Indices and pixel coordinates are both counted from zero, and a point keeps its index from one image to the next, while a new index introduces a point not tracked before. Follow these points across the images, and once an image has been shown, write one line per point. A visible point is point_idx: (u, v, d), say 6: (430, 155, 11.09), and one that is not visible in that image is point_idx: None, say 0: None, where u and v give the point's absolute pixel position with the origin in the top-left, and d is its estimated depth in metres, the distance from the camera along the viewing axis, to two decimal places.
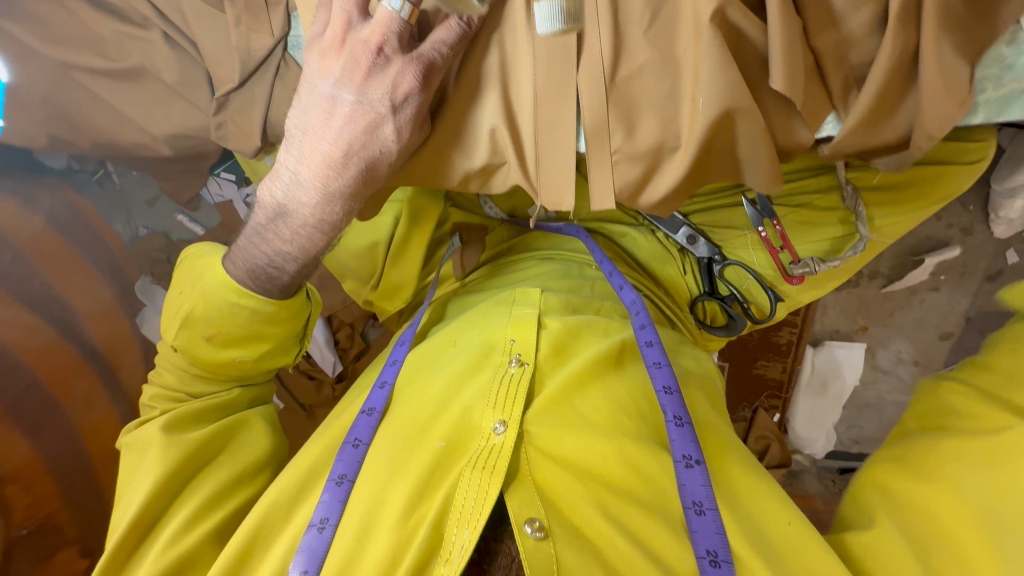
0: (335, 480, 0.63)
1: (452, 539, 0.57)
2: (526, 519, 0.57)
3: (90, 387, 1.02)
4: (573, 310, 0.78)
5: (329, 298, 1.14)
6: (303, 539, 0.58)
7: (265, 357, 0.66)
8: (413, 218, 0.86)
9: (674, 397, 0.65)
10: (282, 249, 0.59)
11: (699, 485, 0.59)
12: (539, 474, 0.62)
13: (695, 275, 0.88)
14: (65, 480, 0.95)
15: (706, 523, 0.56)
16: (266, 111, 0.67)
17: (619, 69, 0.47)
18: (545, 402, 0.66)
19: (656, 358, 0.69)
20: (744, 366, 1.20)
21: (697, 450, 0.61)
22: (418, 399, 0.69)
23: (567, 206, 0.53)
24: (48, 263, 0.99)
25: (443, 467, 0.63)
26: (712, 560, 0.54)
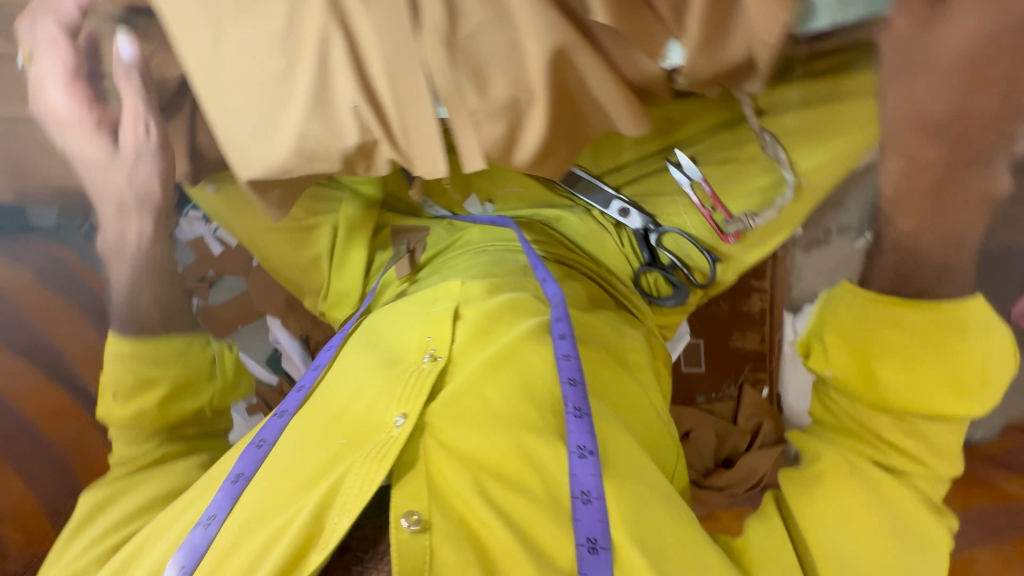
0: (233, 478, 0.62)
1: (331, 526, 0.55)
2: (405, 511, 0.55)
3: (81, 427, 1.00)
4: (495, 292, 0.76)
5: (301, 320, 1.20)
6: (187, 536, 0.58)
7: (170, 400, 0.79)
8: (350, 229, 0.90)
9: (577, 389, 0.63)
10: (120, 278, 0.86)
11: (588, 474, 0.57)
12: (430, 462, 0.59)
13: (635, 248, 0.87)
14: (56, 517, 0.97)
15: (591, 512, 0.56)
16: (192, 140, 0.77)
17: (458, 30, 0.49)
18: (451, 395, 0.63)
19: (566, 349, 0.67)
20: (719, 341, 1.12)
21: (592, 440, 0.59)
22: (330, 399, 0.68)
23: (441, 171, 0.56)
24: (38, 312, 1.08)
25: (337, 463, 0.60)
26: (585, 500, 0.56)
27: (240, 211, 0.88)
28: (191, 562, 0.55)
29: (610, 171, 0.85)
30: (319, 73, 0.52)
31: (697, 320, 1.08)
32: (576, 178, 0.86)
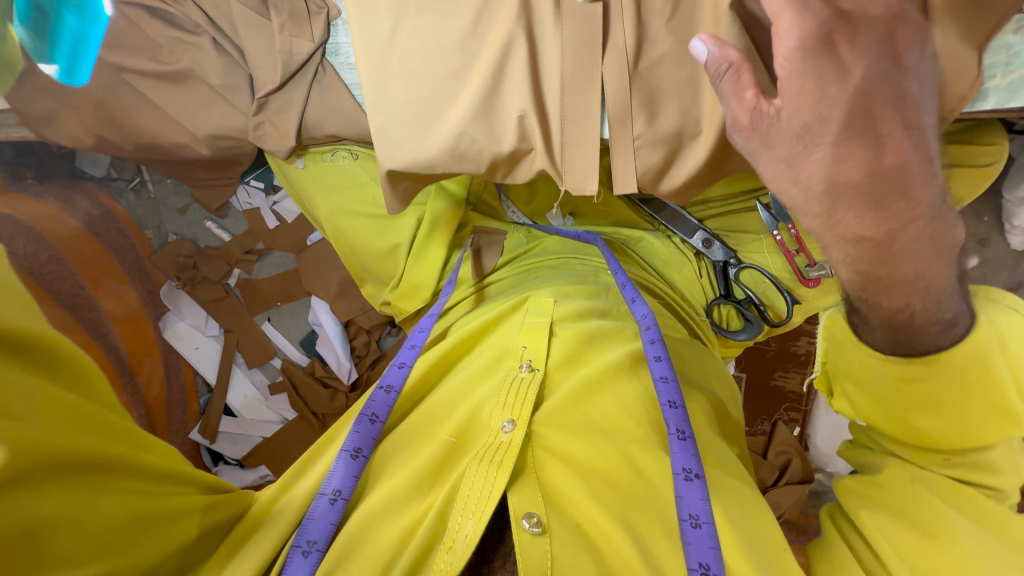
0: (349, 451, 0.60)
1: (454, 528, 0.55)
2: (526, 513, 0.56)
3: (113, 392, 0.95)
4: (587, 318, 0.78)
5: (348, 305, 1.20)
6: (311, 507, 0.56)
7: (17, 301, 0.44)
8: (434, 223, 0.89)
9: (678, 411, 0.64)
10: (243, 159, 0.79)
11: (697, 498, 0.57)
12: (543, 471, 0.61)
13: (711, 280, 0.90)
14: None
15: (701, 537, 0.54)
16: (301, 117, 0.77)
17: (641, 58, 0.51)
18: (553, 408, 0.66)
19: (664, 371, 0.68)
20: (762, 378, 1.17)
21: (697, 464, 0.60)
22: (433, 398, 0.69)
23: (590, 190, 0.57)
24: (81, 266, 0.96)
25: (450, 461, 0.63)
26: (693, 524, 0.55)
27: (334, 190, 0.89)
28: (323, 538, 0.54)
29: (697, 204, 0.90)
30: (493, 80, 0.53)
31: (745, 356, 1.18)
32: (662, 205, 0.90)
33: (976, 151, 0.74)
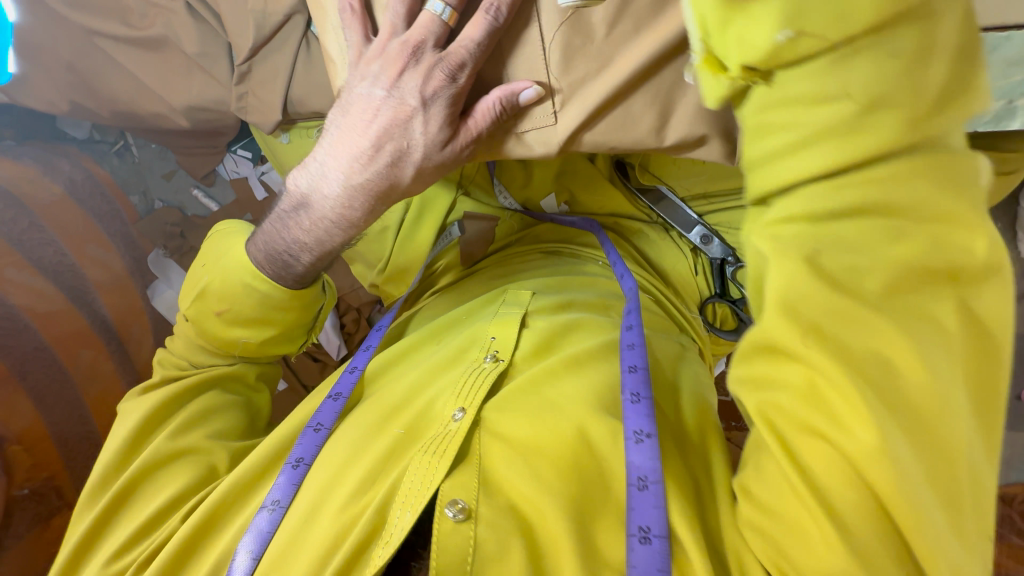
0: (291, 463, 0.64)
1: (392, 521, 0.55)
2: (449, 501, 0.54)
3: (96, 356, 0.95)
4: (565, 309, 0.76)
5: (338, 281, 1.18)
6: (254, 519, 0.60)
7: (269, 342, 0.73)
8: (422, 208, 0.88)
9: (638, 375, 0.61)
10: (299, 238, 0.63)
11: (646, 459, 0.54)
12: (487, 455, 0.59)
13: (707, 276, 0.87)
14: (69, 448, 0.89)
15: (647, 498, 0.52)
16: (286, 89, 0.72)
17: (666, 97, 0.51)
18: (509, 394, 0.64)
19: (632, 338, 0.66)
20: None
21: (650, 424, 0.56)
22: (389, 389, 0.69)
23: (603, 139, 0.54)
24: (63, 231, 0.97)
25: (398, 452, 0.62)
26: (640, 486, 0.52)
27: None
28: (258, 547, 0.57)
29: (698, 198, 0.87)
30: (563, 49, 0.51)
31: None
32: (660, 195, 0.86)
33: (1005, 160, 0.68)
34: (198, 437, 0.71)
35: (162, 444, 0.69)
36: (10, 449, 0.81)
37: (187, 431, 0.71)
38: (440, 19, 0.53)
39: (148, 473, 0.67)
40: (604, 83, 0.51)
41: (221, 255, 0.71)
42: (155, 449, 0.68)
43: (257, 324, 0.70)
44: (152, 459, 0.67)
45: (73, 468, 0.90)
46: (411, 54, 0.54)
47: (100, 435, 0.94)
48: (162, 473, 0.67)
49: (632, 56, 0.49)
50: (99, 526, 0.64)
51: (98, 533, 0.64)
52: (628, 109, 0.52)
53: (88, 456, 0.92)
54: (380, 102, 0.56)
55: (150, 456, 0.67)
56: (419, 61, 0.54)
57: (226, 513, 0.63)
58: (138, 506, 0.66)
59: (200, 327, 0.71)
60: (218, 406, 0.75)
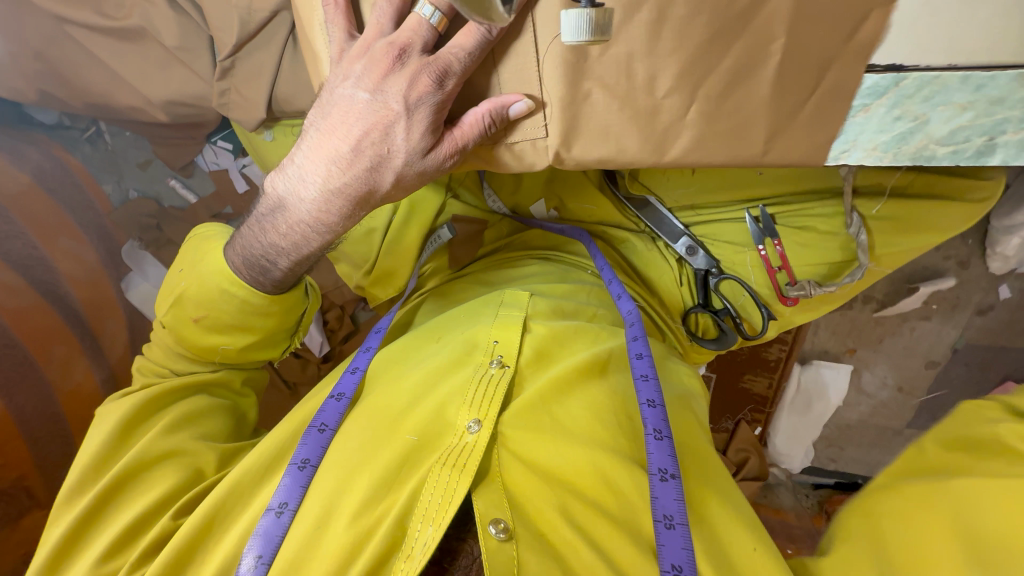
0: (297, 464, 0.62)
1: (414, 536, 0.55)
2: (492, 519, 0.55)
3: (71, 352, 0.92)
4: (560, 316, 0.76)
5: (322, 278, 1.16)
6: (259, 523, 0.58)
7: (248, 348, 0.72)
8: (411, 210, 0.86)
9: (657, 411, 0.64)
10: (277, 243, 0.62)
11: (671, 498, 0.56)
12: (507, 475, 0.60)
13: (691, 287, 0.87)
14: (39, 446, 0.86)
15: (675, 538, 0.54)
16: (272, 86, 0.70)
17: (661, 121, 0.50)
18: (521, 407, 0.64)
19: (644, 369, 0.68)
20: (730, 379, 1.21)
21: (673, 464, 0.59)
22: (393, 391, 0.68)
23: (595, 157, 0.53)
24: (34, 223, 0.93)
25: (411, 462, 0.61)
26: (667, 524, 0.55)
27: None
28: (266, 552, 0.56)
29: (685, 207, 0.86)
30: (563, 66, 0.49)
31: (717, 358, 1.21)
32: (647, 203, 0.85)
33: (971, 187, 0.71)
34: (186, 437, 0.70)
35: (148, 441, 0.67)
36: None
37: (175, 431, 0.70)
38: (429, 23, 0.51)
39: (135, 473, 0.65)
40: (596, 108, 0.51)
41: (197, 259, 0.69)
42: (143, 447, 0.66)
43: (235, 329, 0.69)
44: (139, 459, 0.65)
45: (45, 468, 0.87)
46: (398, 55, 0.51)
47: (72, 433, 0.91)
48: (147, 473, 0.65)
49: (626, 83, 0.49)
50: (81, 528, 0.61)
51: (80, 535, 0.61)
52: (620, 134, 0.52)
53: (59, 454, 0.89)
54: (361, 105, 0.54)
55: (137, 455, 0.65)
56: (404, 64, 0.51)
57: (222, 521, 0.61)
58: (123, 506, 0.63)
59: (177, 333, 0.70)
60: (208, 409, 0.75)
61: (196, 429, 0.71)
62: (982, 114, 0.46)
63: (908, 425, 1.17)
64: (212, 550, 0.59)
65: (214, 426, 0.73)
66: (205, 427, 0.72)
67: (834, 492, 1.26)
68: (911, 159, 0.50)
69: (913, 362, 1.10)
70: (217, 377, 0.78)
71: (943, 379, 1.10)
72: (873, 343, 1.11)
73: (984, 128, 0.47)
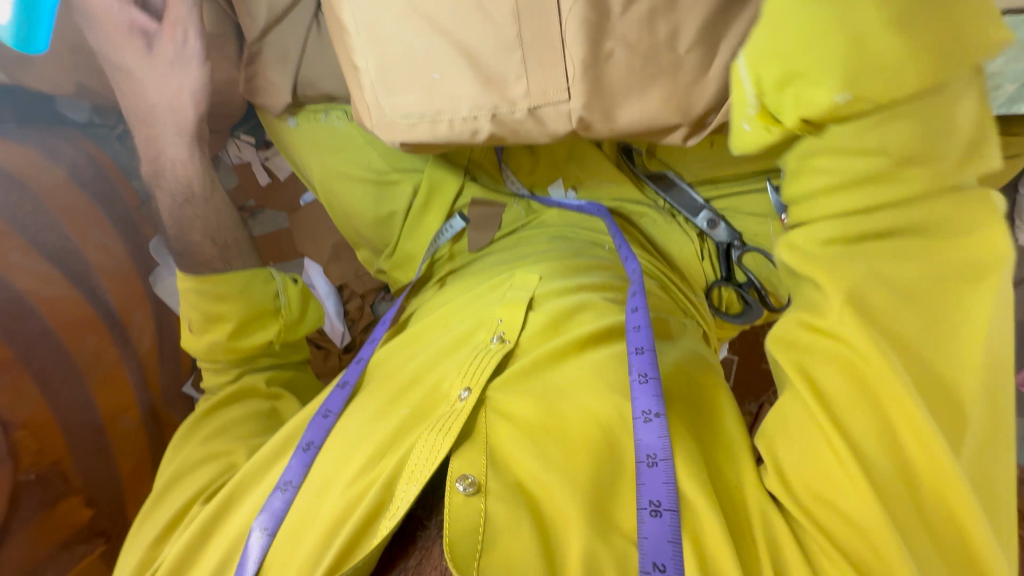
0: (302, 446, 0.64)
1: (398, 495, 0.56)
2: (460, 476, 0.55)
3: (102, 342, 0.95)
4: (572, 293, 0.75)
5: (342, 269, 1.18)
6: (268, 500, 0.60)
7: (236, 334, 0.78)
8: (432, 190, 0.88)
9: (645, 356, 0.61)
10: None
11: (654, 437, 0.55)
12: (495, 434, 0.60)
13: (713, 261, 0.87)
14: (73, 432, 0.88)
15: (655, 476, 0.53)
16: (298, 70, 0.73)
17: (684, 78, 0.51)
18: (513, 375, 0.64)
19: (637, 321, 0.65)
20: (752, 362, 1.20)
21: (658, 404, 0.56)
22: (398, 369, 0.70)
23: (619, 118, 0.54)
24: (66, 215, 0.96)
25: (404, 431, 0.62)
26: (649, 463, 0.54)
27: (328, 150, 0.86)
28: (272, 524, 0.58)
29: (705, 182, 0.86)
30: (584, 26, 0.50)
31: (740, 339, 1.19)
32: (669, 180, 0.85)
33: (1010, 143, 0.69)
34: (224, 438, 0.73)
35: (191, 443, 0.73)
36: (15, 435, 0.81)
37: (219, 435, 0.74)
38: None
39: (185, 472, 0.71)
40: (618, 70, 0.52)
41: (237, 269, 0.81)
42: (193, 448, 0.72)
43: (218, 320, 0.77)
44: (185, 461, 0.71)
45: (78, 453, 0.89)
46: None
47: (103, 419, 0.94)
48: (194, 471, 0.71)
49: (649, 41, 0.50)
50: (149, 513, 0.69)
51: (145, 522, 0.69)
52: (643, 93, 0.53)
53: (92, 440, 0.92)
54: (392, 33, 0.54)
55: (186, 456, 0.72)
56: None
57: (237, 506, 0.63)
58: (173, 498, 0.69)
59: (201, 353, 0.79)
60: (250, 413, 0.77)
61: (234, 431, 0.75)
62: None
63: None
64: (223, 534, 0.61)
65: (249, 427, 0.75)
66: (237, 424, 0.75)
67: None
68: None
69: None
70: (254, 369, 0.81)
71: None
72: None
73: None
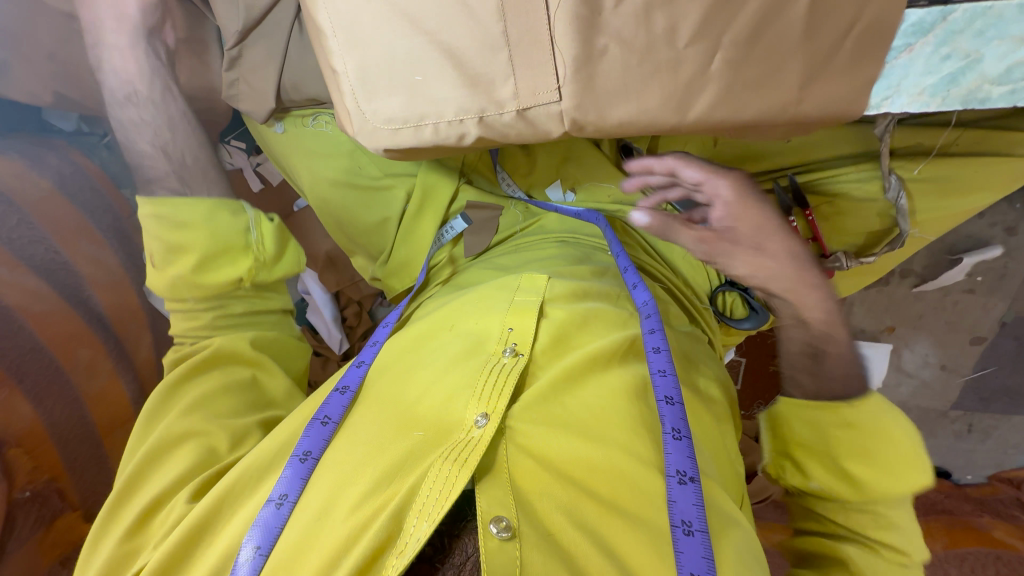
0: (300, 455, 0.61)
1: (408, 531, 0.52)
2: (493, 518, 0.51)
3: (95, 356, 0.93)
4: (582, 299, 0.73)
5: (338, 275, 1.16)
6: (259, 513, 0.57)
7: (200, 267, 0.75)
8: (424, 197, 0.86)
9: (674, 408, 0.61)
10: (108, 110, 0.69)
11: (689, 503, 0.54)
12: (515, 468, 0.56)
13: (718, 265, 0.84)
14: (67, 449, 0.86)
15: (694, 546, 0.52)
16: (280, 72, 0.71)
17: (683, 74, 0.48)
18: (531, 401, 0.61)
19: (661, 364, 0.65)
20: (761, 363, 1.17)
21: (692, 467, 0.56)
22: (406, 382, 0.67)
23: (613, 117, 0.51)
24: (55, 227, 0.95)
25: (417, 455, 0.59)
26: (685, 531, 0.53)
27: (316, 157, 0.83)
28: (266, 544, 0.54)
29: None
30: (575, 19, 0.47)
31: (747, 341, 1.17)
32: None
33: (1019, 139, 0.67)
34: (201, 419, 0.68)
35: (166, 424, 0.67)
36: (10, 452, 0.79)
37: (193, 412, 0.69)
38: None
39: (157, 453, 0.65)
40: (613, 66, 0.48)
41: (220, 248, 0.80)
42: (164, 428, 0.66)
43: (180, 251, 0.74)
44: (160, 438, 0.65)
45: (75, 470, 0.88)
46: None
47: (99, 433, 0.92)
48: (168, 451, 0.65)
49: (645, 34, 0.47)
50: (120, 499, 0.63)
51: (116, 509, 0.63)
52: (641, 92, 0.49)
53: (88, 455, 0.90)
54: (370, 34, 0.51)
55: (158, 436, 0.66)
56: None
57: (230, 514, 0.59)
58: (147, 484, 0.63)
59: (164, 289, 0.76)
60: (229, 386, 0.73)
61: (209, 409, 0.70)
62: None
63: (954, 406, 1.12)
64: (207, 556, 0.56)
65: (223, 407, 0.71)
66: (213, 398, 0.71)
67: None
68: (962, 103, 0.50)
69: (958, 339, 1.05)
70: (225, 315, 0.78)
71: (990, 355, 1.05)
72: (914, 320, 1.05)
73: None
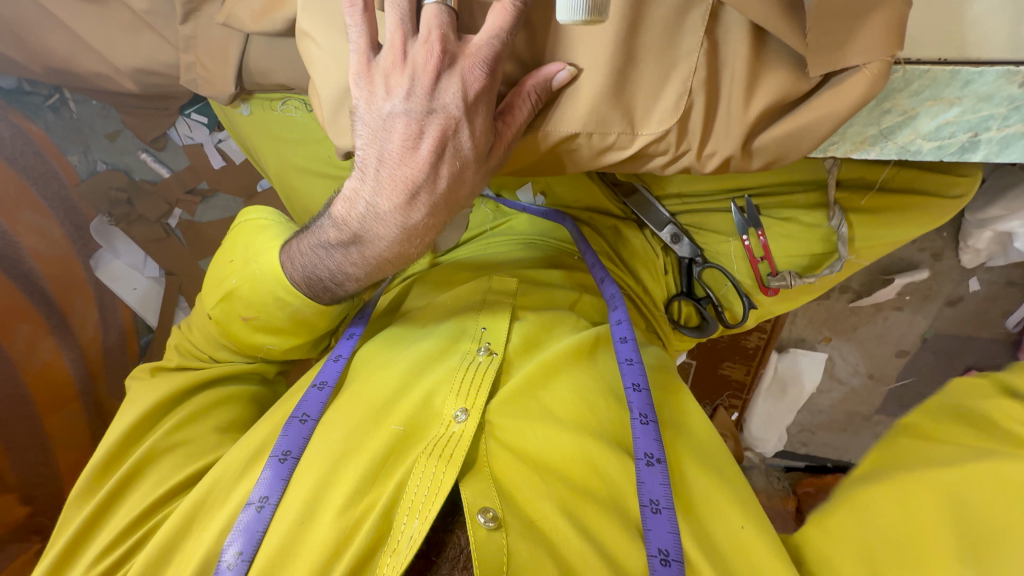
0: (278, 456, 0.60)
1: (400, 529, 0.54)
2: (480, 508, 0.54)
3: (34, 332, 0.88)
4: (551, 305, 0.77)
5: None
6: (238, 518, 0.56)
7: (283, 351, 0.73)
8: None
9: (641, 395, 0.63)
10: (347, 269, 0.62)
11: (657, 483, 0.57)
12: (496, 464, 0.59)
13: (675, 275, 0.88)
14: (7, 427, 0.81)
15: (661, 523, 0.54)
16: (243, 55, 0.69)
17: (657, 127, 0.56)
18: (510, 396, 0.63)
19: (629, 353, 0.68)
20: (711, 366, 1.25)
21: (659, 449, 0.59)
22: (376, 379, 0.66)
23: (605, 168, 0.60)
24: None
25: (398, 453, 0.60)
26: (653, 509, 0.55)
27: (284, 143, 0.81)
28: (248, 549, 0.54)
29: (673, 196, 0.84)
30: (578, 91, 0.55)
31: (699, 346, 1.23)
32: (635, 190, 0.83)
33: (945, 181, 0.75)
34: (203, 430, 0.70)
35: (152, 443, 0.67)
36: None
37: (191, 423, 0.71)
38: (446, 7, 0.48)
39: (145, 466, 0.66)
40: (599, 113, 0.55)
41: (247, 255, 0.68)
42: (151, 443, 0.67)
43: (265, 328, 0.69)
44: (147, 452, 0.66)
45: (13, 447, 0.82)
46: (445, 53, 0.48)
47: (41, 411, 0.87)
48: (148, 472, 0.66)
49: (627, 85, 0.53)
50: (98, 514, 0.63)
51: (94, 522, 0.63)
52: None
53: (30, 434, 0.85)
54: None
55: (144, 451, 0.66)
56: (453, 63, 0.48)
57: (207, 515, 0.59)
58: (117, 513, 0.63)
59: (224, 327, 0.70)
60: (231, 395, 0.75)
61: (214, 420, 0.72)
62: (968, 111, 0.50)
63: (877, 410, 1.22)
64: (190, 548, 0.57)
65: (225, 414, 0.73)
66: (225, 408, 0.74)
67: (804, 475, 1.29)
68: (898, 153, 0.54)
69: (885, 350, 1.14)
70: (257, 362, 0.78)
71: (910, 367, 1.15)
72: (848, 331, 1.14)
73: (970, 124, 0.51)
